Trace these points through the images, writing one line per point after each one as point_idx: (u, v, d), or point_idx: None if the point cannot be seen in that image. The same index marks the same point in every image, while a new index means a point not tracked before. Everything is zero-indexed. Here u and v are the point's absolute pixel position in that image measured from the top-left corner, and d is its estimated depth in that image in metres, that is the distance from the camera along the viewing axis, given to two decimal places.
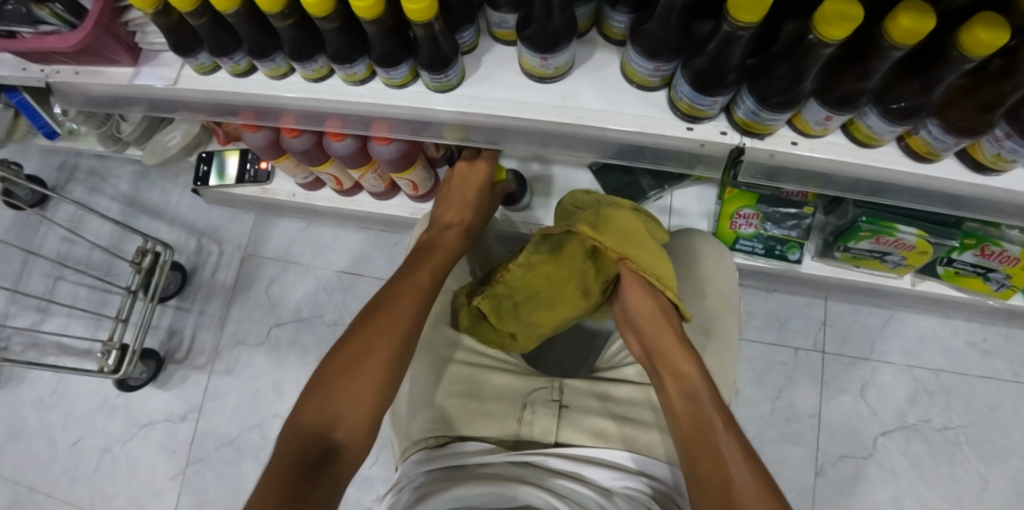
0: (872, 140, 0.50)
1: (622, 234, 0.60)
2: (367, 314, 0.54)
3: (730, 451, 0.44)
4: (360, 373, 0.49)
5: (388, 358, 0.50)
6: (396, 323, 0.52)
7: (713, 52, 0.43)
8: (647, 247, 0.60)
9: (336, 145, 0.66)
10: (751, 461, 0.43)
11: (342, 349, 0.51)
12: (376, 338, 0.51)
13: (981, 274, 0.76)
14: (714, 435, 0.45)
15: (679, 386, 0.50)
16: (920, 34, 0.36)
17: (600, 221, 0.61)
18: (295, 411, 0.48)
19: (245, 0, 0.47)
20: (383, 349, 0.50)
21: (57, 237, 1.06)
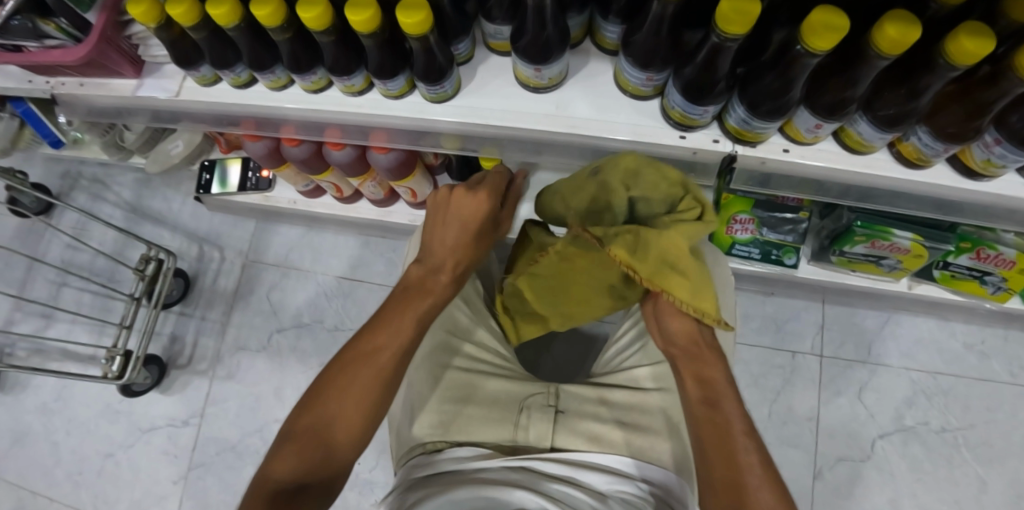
0: (862, 147, 0.51)
1: (665, 263, 0.48)
2: (343, 359, 0.48)
3: (756, 470, 0.41)
4: (334, 427, 0.45)
5: (364, 408, 0.46)
6: (375, 372, 0.47)
7: (701, 62, 0.44)
8: (692, 275, 0.48)
9: (336, 154, 0.67)
10: (775, 479, 0.41)
11: (316, 400, 0.47)
12: (352, 386, 0.46)
13: (977, 277, 0.76)
14: (738, 452, 0.42)
15: (705, 397, 0.47)
16: (906, 44, 0.37)
17: (637, 242, 0.48)
18: (267, 464, 0.45)
19: (245, 15, 0.48)
20: (361, 400, 0.46)
21: (61, 244, 1.07)
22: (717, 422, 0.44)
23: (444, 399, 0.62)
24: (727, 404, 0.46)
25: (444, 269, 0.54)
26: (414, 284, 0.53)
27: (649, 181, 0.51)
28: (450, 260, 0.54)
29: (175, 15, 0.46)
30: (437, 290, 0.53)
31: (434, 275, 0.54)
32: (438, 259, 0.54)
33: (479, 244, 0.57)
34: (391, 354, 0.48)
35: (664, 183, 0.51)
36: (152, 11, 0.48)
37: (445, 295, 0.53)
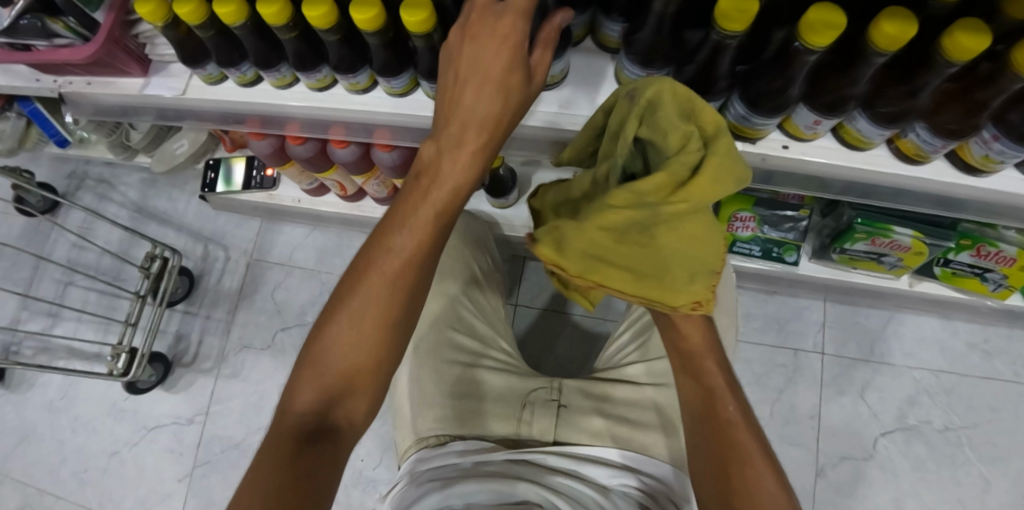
0: (862, 143, 0.51)
1: (598, 258, 0.41)
2: (355, 269, 0.39)
3: (749, 444, 0.43)
4: (352, 349, 0.38)
5: (387, 324, 0.38)
6: (395, 285, 0.38)
7: (702, 61, 0.47)
8: (635, 267, 0.41)
9: (340, 152, 0.68)
10: (768, 453, 0.43)
11: (331, 318, 0.39)
12: (369, 301, 0.38)
13: (979, 274, 0.77)
14: (732, 430, 0.44)
15: (694, 377, 0.48)
16: (903, 40, 0.38)
17: (563, 231, 0.42)
18: (287, 392, 0.39)
19: (251, 14, 0.49)
20: (378, 316, 0.38)
21: (67, 243, 1.08)
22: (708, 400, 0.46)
23: (447, 395, 0.62)
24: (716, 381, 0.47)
25: (470, 132, 0.36)
26: (426, 171, 0.37)
27: (665, 127, 0.38)
28: (473, 125, 0.36)
29: (183, 14, 0.47)
30: (461, 169, 0.36)
31: (451, 152, 0.36)
32: (454, 129, 0.36)
33: (518, 103, 0.36)
34: (410, 255, 0.37)
35: (683, 126, 0.37)
36: (159, 11, 0.49)
37: (468, 176, 0.37)
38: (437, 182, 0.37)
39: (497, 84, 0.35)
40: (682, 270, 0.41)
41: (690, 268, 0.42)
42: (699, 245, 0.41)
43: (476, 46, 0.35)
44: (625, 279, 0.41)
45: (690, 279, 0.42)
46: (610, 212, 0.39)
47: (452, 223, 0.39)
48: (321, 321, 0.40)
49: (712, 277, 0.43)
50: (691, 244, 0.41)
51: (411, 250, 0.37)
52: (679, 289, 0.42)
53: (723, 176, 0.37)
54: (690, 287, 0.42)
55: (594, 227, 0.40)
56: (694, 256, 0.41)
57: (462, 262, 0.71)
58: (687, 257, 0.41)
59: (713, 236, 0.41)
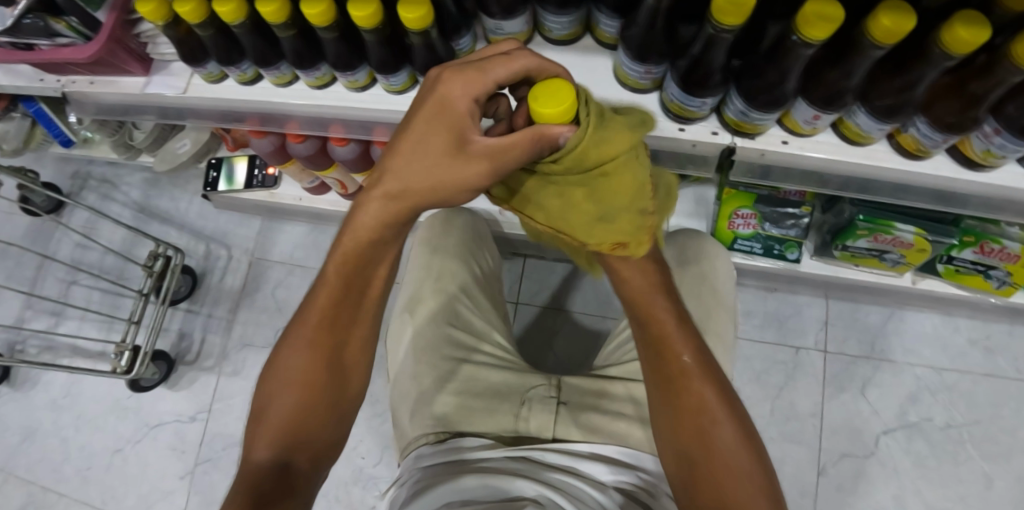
0: (862, 138, 0.51)
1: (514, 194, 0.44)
2: (291, 331, 0.44)
3: (707, 396, 0.44)
4: (288, 401, 0.43)
5: (319, 375, 0.43)
6: (318, 341, 0.43)
7: (696, 56, 0.45)
8: (550, 198, 0.42)
9: (339, 149, 0.68)
10: (726, 400, 0.44)
11: (270, 377, 0.44)
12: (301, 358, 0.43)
13: (982, 271, 0.76)
14: (689, 380, 0.44)
15: (649, 323, 0.46)
16: (900, 33, 0.38)
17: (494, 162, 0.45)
18: (247, 447, 0.43)
19: (249, 12, 0.49)
20: (305, 372, 0.43)
21: (72, 242, 1.09)
22: (663, 349, 0.45)
23: (446, 392, 0.62)
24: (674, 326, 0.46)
25: (378, 204, 0.39)
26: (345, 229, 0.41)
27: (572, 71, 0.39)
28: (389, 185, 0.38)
29: (183, 12, 0.47)
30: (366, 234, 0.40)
31: (358, 214, 0.40)
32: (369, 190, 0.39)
33: (457, 180, 0.37)
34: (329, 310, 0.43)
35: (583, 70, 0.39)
36: (159, 9, 0.49)
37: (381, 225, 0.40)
38: (339, 252, 0.41)
39: (417, 155, 0.37)
40: (588, 208, 0.41)
41: (605, 209, 0.41)
42: (610, 193, 0.40)
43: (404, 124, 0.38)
44: (539, 213, 0.44)
45: (602, 224, 0.42)
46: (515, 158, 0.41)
47: (369, 268, 0.42)
48: (263, 382, 0.45)
49: (630, 226, 0.42)
50: (596, 190, 0.40)
51: (325, 308, 0.43)
52: (583, 228, 0.43)
53: (607, 137, 0.37)
54: (608, 228, 0.42)
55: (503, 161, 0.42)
56: (599, 202, 0.41)
57: (463, 260, 0.71)
58: (591, 203, 0.41)
59: (623, 193, 0.40)
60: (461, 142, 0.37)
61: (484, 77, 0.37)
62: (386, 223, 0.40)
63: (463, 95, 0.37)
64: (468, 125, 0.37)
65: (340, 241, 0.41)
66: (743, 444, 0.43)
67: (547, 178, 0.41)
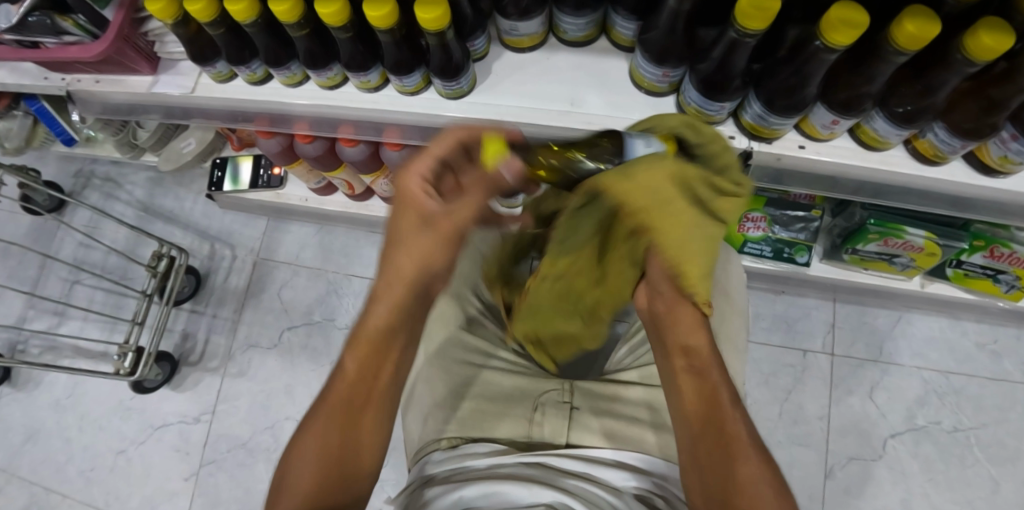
0: (879, 143, 0.51)
1: (661, 198, 0.40)
2: (308, 419, 0.44)
3: (745, 441, 0.41)
4: (305, 469, 0.41)
5: (334, 450, 0.42)
6: (333, 420, 0.42)
7: (718, 59, 0.45)
8: (687, 225, 0.42)
9: (349, 151, 0.67)
10: (762, 449, 0.41)
11: (288, 457, 0.43)
12: (320, 437, 0.42)
13: (991, 275, 0.76)
14: (726, 418, 0.42)
15: (688, 367, 0.46)
16: (925, 39, 0.37)
17: (634, 162, 0.40)
18: None
19: (261, 11, 0.49)
20: (319, 452, 0.41)
21: (74, 242, 1.08)
22: (701, 389, 0.44)
23: (457, 396, 0.62)
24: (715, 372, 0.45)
25: (390, 294, 0.42)
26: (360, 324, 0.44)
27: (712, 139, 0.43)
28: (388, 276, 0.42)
29: (193, 11, 0.47)
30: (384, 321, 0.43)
31: (375, 302, 0.43)
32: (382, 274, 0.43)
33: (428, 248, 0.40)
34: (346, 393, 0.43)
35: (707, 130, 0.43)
36: (169, 8, 0.48)
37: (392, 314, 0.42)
38: (359, 341, 0.43)
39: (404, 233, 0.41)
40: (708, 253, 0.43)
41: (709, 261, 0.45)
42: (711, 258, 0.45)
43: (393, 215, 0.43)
44: (671, 231, 0.42)
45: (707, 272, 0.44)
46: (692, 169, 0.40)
47: (382, 358, 0.44)
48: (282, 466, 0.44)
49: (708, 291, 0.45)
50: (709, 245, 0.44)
51: (337, 396, 0.43)
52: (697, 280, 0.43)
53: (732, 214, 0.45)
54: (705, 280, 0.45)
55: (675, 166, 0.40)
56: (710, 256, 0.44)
57: (474, 260, 0.71)
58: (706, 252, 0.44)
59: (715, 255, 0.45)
60: (426, 213, 0.40)
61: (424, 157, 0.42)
62: (398, 310, 0.42)
63: (413, 178, 0.41)
64: (424, 196, 0.41)
65: (360, 334, 0.44)
66: (775, 487, 0.38)
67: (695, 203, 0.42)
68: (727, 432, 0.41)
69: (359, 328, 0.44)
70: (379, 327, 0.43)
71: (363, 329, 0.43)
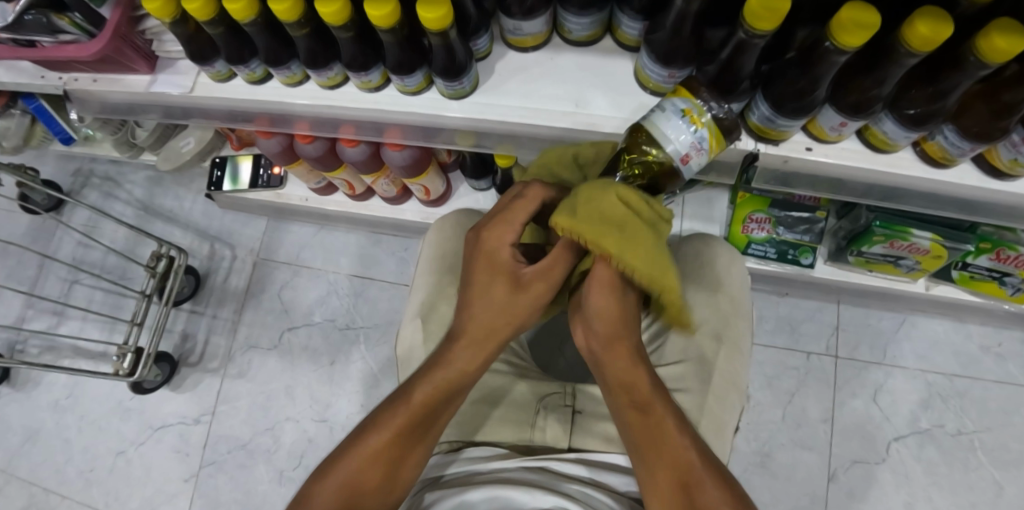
0: (887, 146, 0.50)
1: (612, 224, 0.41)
2: (360, 429, 0.47)
3: (698, 466, 0.43)
4: (347, 466, 0.44)
5: (382, 465, 0.44)
6: (390, 441, 0.45)
7: (726, 60, 0.44)
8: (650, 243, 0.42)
9: (350, 151, 0.67)
10: (713, 467, 0.44)
11: (332, 458, 0.46)
12: (373, 445, 0.45)
13: (997, 278, 0.75)
14: (676, 450, 0.44)
15: (629, 401, 0.47)
16: (937, 41, 0.36)
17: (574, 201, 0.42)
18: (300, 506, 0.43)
19: (261, 10, 0.48)
20: (367, 459, 0.44)
21: (73, 241, 1.07)
22: (648, 425, 0.45)
23: (460, 399, 0.62)
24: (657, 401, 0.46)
25: (471, 347, 0.48)
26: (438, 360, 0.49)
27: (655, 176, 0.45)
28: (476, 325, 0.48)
29: (191, 9, 0.46)
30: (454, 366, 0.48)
31: (455, 339, 0.49)
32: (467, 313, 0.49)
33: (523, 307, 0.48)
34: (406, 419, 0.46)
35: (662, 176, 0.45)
36: (166, 7, 0.47)
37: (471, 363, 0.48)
38: (436, 382, 0.47)
39: (493, 285, 0.48)
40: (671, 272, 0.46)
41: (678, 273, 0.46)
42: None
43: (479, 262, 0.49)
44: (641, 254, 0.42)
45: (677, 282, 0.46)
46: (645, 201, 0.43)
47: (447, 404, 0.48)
48: (324, 464, 0.46)
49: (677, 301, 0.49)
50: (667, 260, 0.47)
51: (399, 423, 0.46)
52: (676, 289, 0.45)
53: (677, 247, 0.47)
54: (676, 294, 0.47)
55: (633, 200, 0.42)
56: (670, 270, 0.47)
57: None
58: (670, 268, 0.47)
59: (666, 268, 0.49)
60: (517, 278, 0.47)
61: (512, 228, 0.47)
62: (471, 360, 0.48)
63: (503, 245, 0.48)
64: (517, 265, 0.48)
65: (435, 369, 0.48)
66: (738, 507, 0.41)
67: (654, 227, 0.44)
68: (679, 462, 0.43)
69: (431, 363, 0.49)
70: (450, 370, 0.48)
71: (439, 365, 0.48)
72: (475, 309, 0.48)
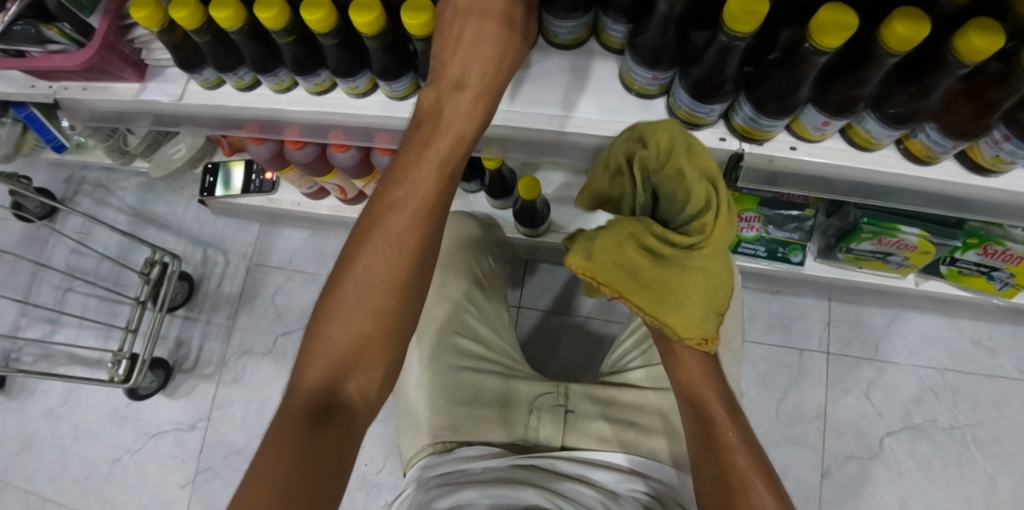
0: (871, 144, 0.51)
1: (625, 268, 0.46)
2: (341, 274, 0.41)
3: (742, 459, 0.44)
4: (358, 313, 0.40)
5: (384, 310, 0.41)
6: (386, 269, 0.40)
7: (710, 63, 0.45)
8: (659, 278, 0.46)
9: (340, 156, 0.68)
10: (766, 477, 0.44)
11: (315, 325, 0.41)
12: (352, 301, 0.41)
13: (985, 273, 0.76)
14: (730, 455, 0.45)
15: (696, 407, 0.49)
16: (914, 41, 0.37)
17: (594, 243, 0.48)
18: (297, 373, 0.41)
19: (247, 18, 0.48)
20: (352, 333, 0.40)
21: (66, 249, 1.07)
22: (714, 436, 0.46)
23: (456, 402, 0.63)
24: (721, 418, 0.47)
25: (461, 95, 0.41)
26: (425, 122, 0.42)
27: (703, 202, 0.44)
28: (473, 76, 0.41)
29: (178, 18, 0.46)
30: (432, 179, 0.41)
31: (451, 99, 0.41)
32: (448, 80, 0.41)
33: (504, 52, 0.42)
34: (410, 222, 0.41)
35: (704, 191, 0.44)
36: (155, 15, 0.48)
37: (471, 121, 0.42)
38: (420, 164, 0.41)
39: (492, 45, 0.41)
40: (699, 302, 0.46)
41: (705, 305, 0.47)
42: (717, 291, 0.47)
43: (465, 15, 0.41)
44: (641, 298, 0.47)
45: (701, 317, 0.47)
46: (653, 237, 0.45)
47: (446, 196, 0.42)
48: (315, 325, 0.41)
49: (715, 317, 0.48)
50: (711, 284, 0.46)
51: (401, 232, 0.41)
52: (687, 321, 0.46)
53: (725, 278, 0.47)
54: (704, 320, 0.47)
55: (643, 239, 0.46)
56: (711, 296, 0.47)
57: (467, 268, 0.72)
58: (708, 294, 0.46)
59: (727, 279, 0.48)
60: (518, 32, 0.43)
61: None
62: (454, 142, 0.41)
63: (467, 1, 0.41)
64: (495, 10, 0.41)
65: (396, 194, 0.41)
66: (770, 490, 0.43)
67: (676, 259, 0.45)
68: (727, 462, 0.44)
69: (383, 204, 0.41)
70: (433, 180, 0.41)
71: (394, 191, 0.41)
72: (460, 71, 0.41)
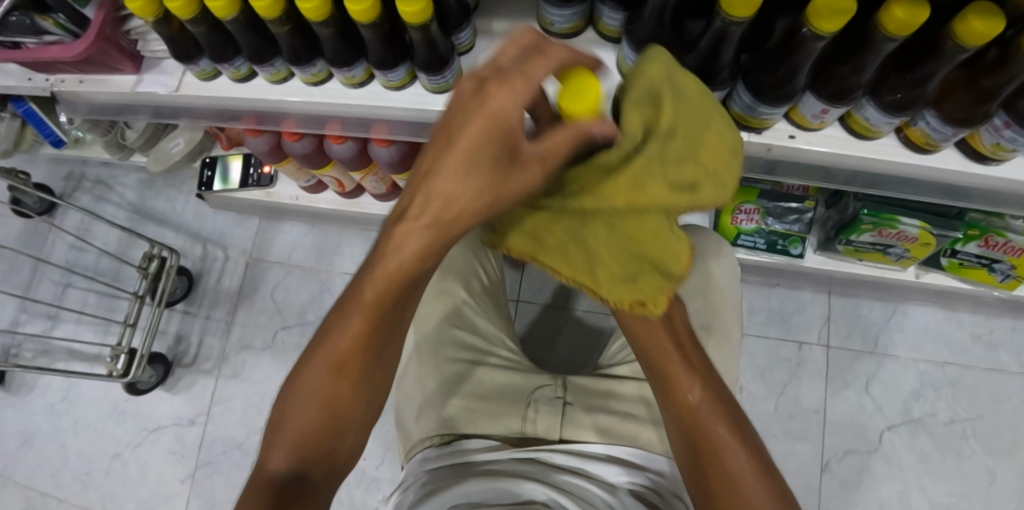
0: (870, 132, 0.50)
1: (530, 231, 0.39)
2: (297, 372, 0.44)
3: (711, 418, 0.44)
4: (304, 413, 0.43)
5: (335, 413, 0.43)
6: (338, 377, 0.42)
7: (705, 50, 0.46)
8: (559, 242, 0.38)
9: (337, 148, 0.68)
10: (732, 428, 0.44)
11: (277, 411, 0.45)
12: (303, 400, 0.43)
13: (986, 265, 0.75)
14: (697, 416, 0.44)
15: (655, 369, 0.47)
16: (913, 25, 0.36)
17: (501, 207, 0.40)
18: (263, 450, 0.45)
19: (243, 7, 0.48)
20: (302, 435, 0.43)
21: (66, 245, 1.07)
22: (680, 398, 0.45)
23: (455, 395, 0.63)
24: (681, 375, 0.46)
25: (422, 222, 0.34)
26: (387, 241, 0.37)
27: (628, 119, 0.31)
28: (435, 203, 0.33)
29: (173, 8, 0.46)
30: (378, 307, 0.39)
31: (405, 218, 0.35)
32: (406, 200, 0.34)
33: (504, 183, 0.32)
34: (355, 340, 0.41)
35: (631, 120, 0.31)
36: (149, 5, 0.48)
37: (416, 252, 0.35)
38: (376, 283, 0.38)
39: (475, 185, 0.32)
40: (610, 262, 0.37)
41: (626, 268, 0.38)
42: (646, 249, 0.36)
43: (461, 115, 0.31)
44: (550, 259, 0.40)
45: (622, 281, 0.39)
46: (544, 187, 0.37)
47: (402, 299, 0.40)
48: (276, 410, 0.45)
49: (656, 274, 0.38)
50: (627, 238, 0.35)
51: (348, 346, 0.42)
52: (604, 283, 0.39)
53: (663, 240, 0.35)
54: (627, 284, 0.39)
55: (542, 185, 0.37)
56: (634, 254, 0.36)
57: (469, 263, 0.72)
58: (625, 255, 0.37)
59: (670, 236, 0.36)
60: (514, 147, 0.31)
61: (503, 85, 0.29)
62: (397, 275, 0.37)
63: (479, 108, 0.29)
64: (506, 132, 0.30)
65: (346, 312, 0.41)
66: (738, 441, 0.44)
67: (569, 218, 0.36)
68: (697, 423, 0.44)
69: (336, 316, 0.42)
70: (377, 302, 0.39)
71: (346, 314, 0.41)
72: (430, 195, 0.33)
